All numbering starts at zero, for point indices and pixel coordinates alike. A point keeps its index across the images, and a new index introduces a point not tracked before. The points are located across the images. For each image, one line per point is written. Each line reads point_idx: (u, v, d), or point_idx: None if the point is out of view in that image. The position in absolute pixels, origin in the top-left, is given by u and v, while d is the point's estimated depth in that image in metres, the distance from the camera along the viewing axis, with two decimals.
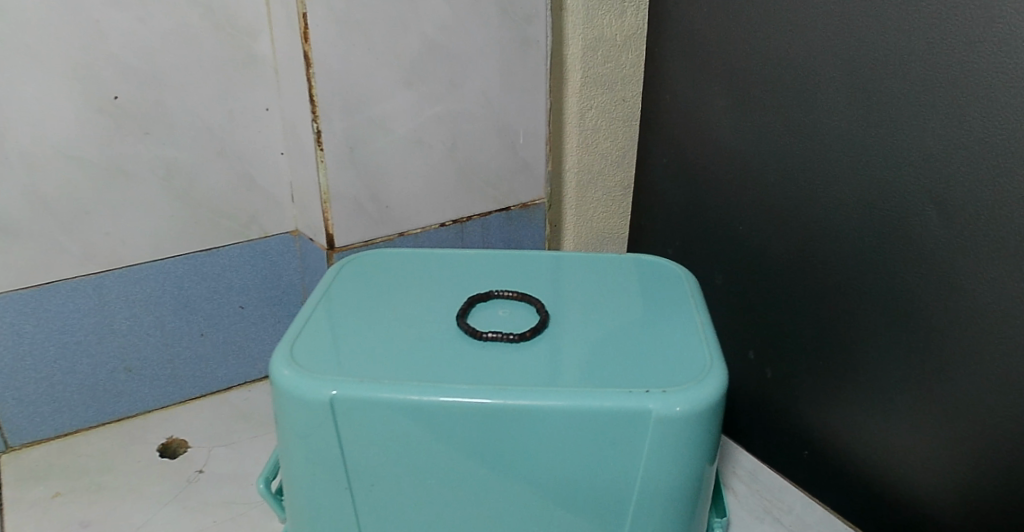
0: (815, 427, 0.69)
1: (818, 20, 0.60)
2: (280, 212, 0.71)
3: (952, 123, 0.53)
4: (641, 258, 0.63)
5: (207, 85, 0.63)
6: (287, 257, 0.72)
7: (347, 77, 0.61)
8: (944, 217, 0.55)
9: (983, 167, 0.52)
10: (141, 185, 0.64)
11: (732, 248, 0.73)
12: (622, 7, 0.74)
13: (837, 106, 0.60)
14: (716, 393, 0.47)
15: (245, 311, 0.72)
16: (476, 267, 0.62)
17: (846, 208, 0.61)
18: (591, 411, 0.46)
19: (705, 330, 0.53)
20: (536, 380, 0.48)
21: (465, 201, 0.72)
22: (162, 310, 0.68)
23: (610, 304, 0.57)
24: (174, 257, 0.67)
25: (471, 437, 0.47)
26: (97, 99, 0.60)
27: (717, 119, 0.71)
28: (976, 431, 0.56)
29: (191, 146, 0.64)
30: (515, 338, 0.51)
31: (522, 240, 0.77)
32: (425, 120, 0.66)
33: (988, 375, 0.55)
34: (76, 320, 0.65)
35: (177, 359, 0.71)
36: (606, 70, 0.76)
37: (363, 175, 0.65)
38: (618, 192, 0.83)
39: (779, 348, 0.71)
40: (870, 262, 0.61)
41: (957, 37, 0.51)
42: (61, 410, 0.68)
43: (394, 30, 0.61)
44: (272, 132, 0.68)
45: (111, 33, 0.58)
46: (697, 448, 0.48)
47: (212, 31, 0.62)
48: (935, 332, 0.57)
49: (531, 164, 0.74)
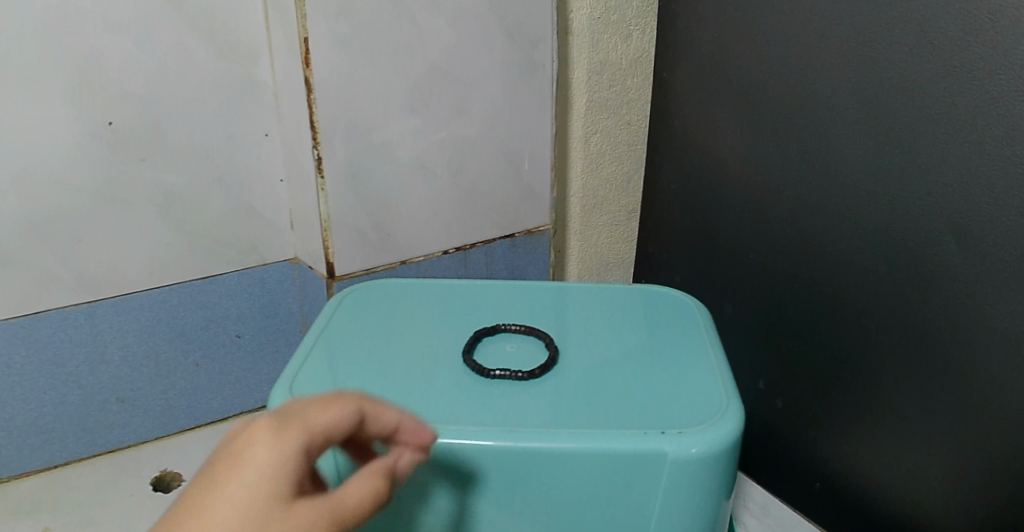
0: (827, 459, 0.67)
1: (831, 43, 0.58)
2: (280, 239, 0.69)
3: (972, 153, 0.51)
4: (649, 290, 0.62)
5: (206, 112, 0.62)
6: (286, 285, 0.70)
7: (350, 102, 0.59)
8: (964, 247, 0.53)
9: (1003, 196, 0.50)
10: (136, 212, 0.62)
11: (742, 277, 0.71)
12: (628, 30, 0.73)
13: (851, 132, 0.58)
14: (733, 434, 0.45)
15: (242, 340, 0.70)
16: (482, 298, 0.60)
17: (861, 237, 0.59)
18: (602, 454, 0.44)
19: (720, 366, 0.52)
20: (546, 420, 0.46)
21: (469, 229, 0.70)
22: (156, 339, 0.66)
23: (619, 337, 0.55)
24: (170, 285, 0.65)
25: (477, 480, 0.45)
26: (91, 125, 0.58)
27: (727, 143, 0.70)
28: (998, 466, 0.54)
29: (189, 173, 0.63)
30: (524, 376, 0.50)
31: (526, 267, 0.75)
32: (429, 145, 0.64)
33: (1005, 412, 0.53)
34: (67, 350, 0.63)
35: (172, 389, 0.69)
36: (611, 94, 0.74)
37: (365, 202, 0.63)
38: (623, 218, 0.82)
39: (790, 379, 0.69)
40: (885, 294, 0.59)
41: (979, 65, 0.50)
42: (51, 442, 0.65)
43: (398, 54, 0.60)
44: (271, 157, 0.66)
45: (110, 58, 0.57)
46: (716, 489, 0.46)
47: (212, 56, 0.61)
48: (953, 366, 0.55)
49: (537, 190, 0.72)
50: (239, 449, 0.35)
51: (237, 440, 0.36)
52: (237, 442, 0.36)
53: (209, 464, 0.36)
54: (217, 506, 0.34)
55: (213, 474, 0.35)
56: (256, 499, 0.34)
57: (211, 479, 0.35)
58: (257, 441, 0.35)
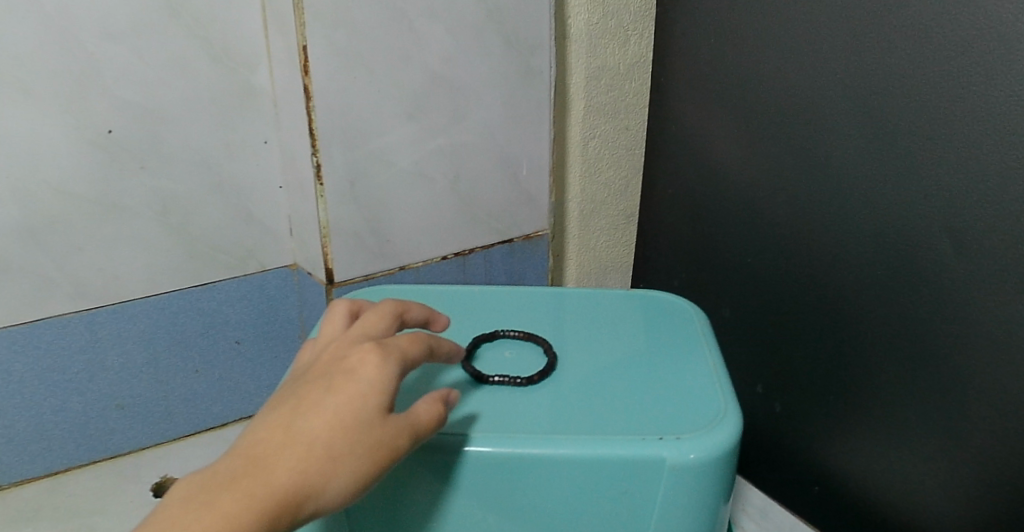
0: (826, 462, 0.67)
1: (827, 50, 0.59)
2: (279, 245, 0.69)
3: (968, 157, 0.51)
4: (647, 294, 0.62)
5: (205, 119, 0.62)
6: (285, 291, 0.70)
7: (349, 109, 0.59)
8: (961, 252, 0.53)
9: (998, 201, 0.51)
10: (136, 220, 0.62)
11: (740, 281, 0.72)
12: (625, 35, 0.73)
13: (848, 138, 0.59)
14: (731, 440, 0.45)
15: (241, 346, 0.70)
16: (481, 303, 0.61)
17: (859, 242, 0.60)
18: (601, 460, 0.44)
19: (718, 371, 0.52)
20: (545, 426, 0.46)
21: (468, 234, 0.70)
22: (156, 346, 0.66)
23: (617, 342, 0.56)
24: (169, 292, 0.65)
25: (476, 486, 0.45)
26: (90, 133, 0.58)
27: (726, 149, 0.70)
28: (996, 469, 0.54)
29: (188, 180, 0.63)
30: (522, 382, 0.50)
31: (525, 272, 0.75)
32: (427, 152, 0.65)
33: (1002, 415, 0.53)
34: (67, 358, 0.63)
35: (172, 396, 0.69)
36: (609, 98, 0.74)
37: (364, 208, 0.63)
38: (622, 221, 0.81)
39: (789, 383, 0.69)
40: (883, 298, 0.59)
41: (975, 70, 0.50)
42: (51, 449, 0.65)
43: (396, 62, 0.60)
44: (269, 164, 0.66)
45: (108, 67, 0.57)
46: (714, 495, 0.46)
47: (211, 64, 0.61)
48: (952, 370, 0.56)
49: (535, 196, 0.72)
50: (349, 366, 0.42)
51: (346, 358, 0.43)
52: (343, 359, 0.43)
53: (318, 374, 0.42)
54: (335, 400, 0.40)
55: (327, 382, 0.41)
56: (366, 404, 0.41)
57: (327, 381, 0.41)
58: (367, 359, 0.42)
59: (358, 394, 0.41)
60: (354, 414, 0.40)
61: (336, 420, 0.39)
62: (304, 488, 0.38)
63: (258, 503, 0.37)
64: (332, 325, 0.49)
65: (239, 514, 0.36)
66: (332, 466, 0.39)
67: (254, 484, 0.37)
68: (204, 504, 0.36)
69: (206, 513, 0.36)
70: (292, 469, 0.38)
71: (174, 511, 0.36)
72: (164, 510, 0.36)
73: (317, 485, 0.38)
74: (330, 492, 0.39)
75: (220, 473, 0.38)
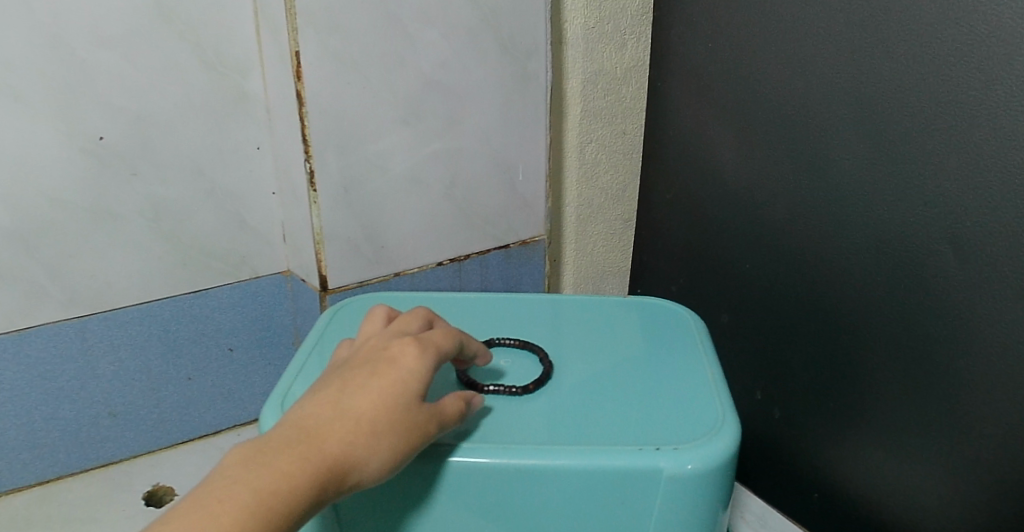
0: (825, 470, 0.66)
1: (825, 54, 0.58)
2: (272, 252, 0.68)
3: (968, 163, 0.51)
4: (644, 301, 0.61)
5: (198, 125, 0.61)
6: (278, 298, 0.70)
7: (342, 115, 0.59)
8: (962, 258, 0.53)
9: (998, 207, 0.50)
10: (128, 227, 0.61)
11: (738, 288, 0.71)
12: (622, 39, 0.72)
13: (846, 143, 0.58)
14: (729, 450, 0.45)
15: (235, 354, 0.69)
16: (476, 311, 0.60)
17: (858, 247, 0.59)
18: (596, 470, 0.43)
19: (716, 379, 0.51)
20: (540, 436, 0.45)
21: (463, 240, 0.69)
22: (148, 354, 0.65)
23: (614, 350, 0.55)
24: (160, 299, 0.64)
25: (470, 496, 0.44)
26: (81, 139, 0.57)
27: (723, 153, 0.69)
28: (998, 478, 0.54)
29: (180, 186, 0.62)
30: (517, 391, 0.49)
31: (521, 278, 0.74)
32: (422, 157, 0.64)
33: (1003, 422, 0.53)
34: (58, 366, 0.62)
35: (164, 404, 0.68)
36: (605, 103, 0.74)
37: (358, 215, 0.63)
38: (619, 226, 0.81)
39: (788, 389, 0.68)
40: (882, 303, 0.59)
41: (976, 74, 0.49)
42: (42, 457, 0.64)
43: (390, 66, 0.59)
44: (262, 171, 0.65)
45: (99, 73, 0.57)
46: (711, 506, 0.45)
47: (203, 70, 0.60)
48: (953, 378, 0.55)
49: (531, 201, 0.72)
50: (392, 354, 0.43)
51: (389, 346, 0.43)
52: (385, 349, 0.44)
53: (362, 358, 0.43)
54: (382, 382, 0.41)
55: (373, 365, 0.42)
56: (408, 389, 0.41)
57: (371, 365, 0.42)
58: (409, 349, 0.43)
59: (402, 379, 0.41)
60: (399, 397, 0.41)
61: (382, 401, 0.40)
62: (351, 460, 0.38)
63: (311, 469, 0.37)
64: (367, 322, 0.49)
65: (293, 477, 0.37)
66: (376, 443, 0.39)
67: (307, 451, 0.38)
68: (263, 466, 0.37)
69: (261, 474, 0.36)
70: (340, 442, 0.38)
71: (229, 470, 0.37)
72: (220, 468, 0.37)
73: (361, 460, 0.39)
74: (372, 468, 0.39)
75: (272, 439, 0.38)
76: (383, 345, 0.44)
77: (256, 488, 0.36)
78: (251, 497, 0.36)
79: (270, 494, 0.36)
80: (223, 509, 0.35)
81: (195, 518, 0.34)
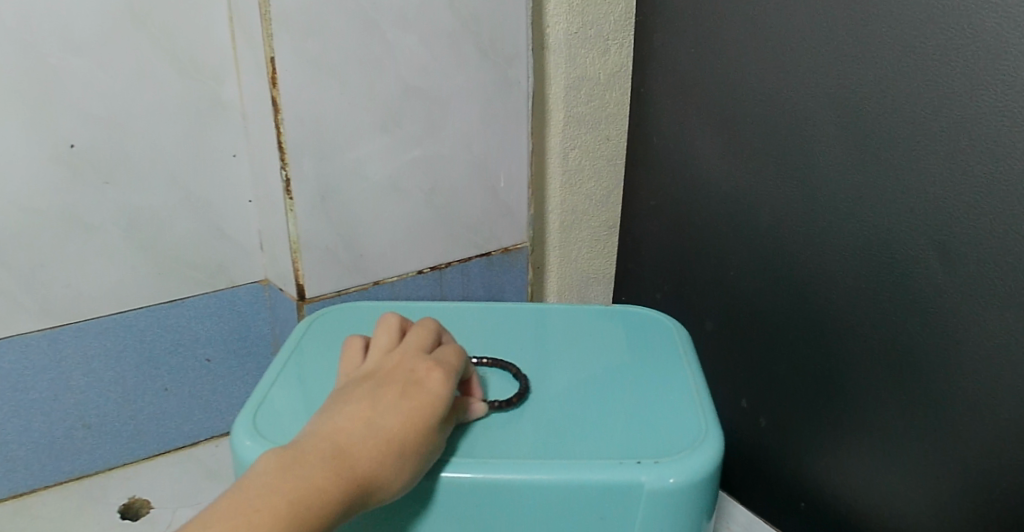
0: (810, 478, 0.66)
1: (808, 61, 0.58)
2: (250, 260, 0.67)
3: (951, 169, 0.51)
4: (626, 311, 0.61)
5: (173, 132, 0.60)
6: (256, 307, 0.69)
7: (320, 121, 0.58)
8: (947, 265, 0.52)
9: (983, 213, 0.50)
10: (103, 235, 0.60)
11: (721, 296, 0.71)
12: (605, 45, 0.72)
13: (829, 149, 0.58)
14: (713, 461, 0.44)
15: (212, 364, 0.68)
16: (456, 321, 0.59)
17: (842, 254, 0.59)
18: (577, 485, 0.43)
19: (699, 389, 0.51)
20: (520, 450, 0.45)
21: (445, 248, 0.68)
22: (123, 365, 0.64)
23: (596, 360, 0.54)
24: (135, 309, 0.63)
25: (449, 513, 0.43)
26: (50, 147, 0.56)
27: (707, 159, 0.69)
28: (986, 485, 0.53)
29: (154, 195, 0.61)
30: (501, 404, 0.48)
31: (504, 285, 0.74)
32: (403, 164, 0.63)
33: (990, 428, 0.52)
34: (30, 377, 0.61)
35: (141, 415, 0.67)
36: (588, 108, 0.73)
37: (337, 223, 0.62)
38: (604, 234, 0.80)
39: (774, 397, 0.68)
40: (866, 311, 0.58)
41: (959, 80, 0.49)
42: (14, 469, 0.63)
43: (369, 71, 0.59)
44: (239, 178, 0.64)
45: (71, 80, 0.55)
46: (695, 518, 0.45)
47: (176, 75, 0.59)
48: (938, 385, 0.55)
49: (513, 208, 0.71)
50: (419, 375, 0.42)
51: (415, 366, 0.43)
52: (410, 367, 0.43)
53: (389, 375, 0.42)
54: (412, 402, 0.40)
55: (401, 384, 0.41)
56: (435, 413, 0.41)
57: (398, 382, 0.42)
58: (436, 371, 0.43)
59: (430, 400, 0.41)
60: (425, 417, 0.40)
61: (412, 422, 0.40)
62: (379, 479, 0.38)
63: (344, 484, 0.36)
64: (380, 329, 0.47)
65: (327, 492, 0.36)
66: (401, 463, 0.39)
67: (341, 467, 0.37)
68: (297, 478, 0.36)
69: (296, 487, 0.35)
70: (371, 460, 0.38)
71: (264, 479, 0.36)
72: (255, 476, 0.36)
73: (387, 479, 0.38)
74: (395, 487, 0.39)
75: (304, 451, 0.37)
76: (408, 363, 0.43)
77: (292, 500, 0.35)
78: (287, 509, 0.35)
79: (306, 507, 0.35)
80: (259, 519, 0.34)
81: (232, 526, 0.33)
